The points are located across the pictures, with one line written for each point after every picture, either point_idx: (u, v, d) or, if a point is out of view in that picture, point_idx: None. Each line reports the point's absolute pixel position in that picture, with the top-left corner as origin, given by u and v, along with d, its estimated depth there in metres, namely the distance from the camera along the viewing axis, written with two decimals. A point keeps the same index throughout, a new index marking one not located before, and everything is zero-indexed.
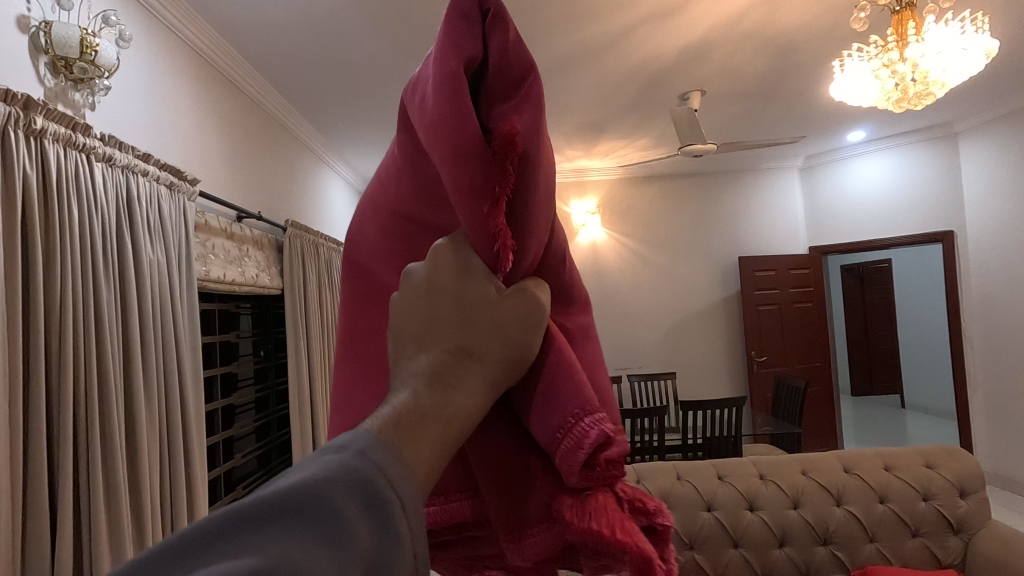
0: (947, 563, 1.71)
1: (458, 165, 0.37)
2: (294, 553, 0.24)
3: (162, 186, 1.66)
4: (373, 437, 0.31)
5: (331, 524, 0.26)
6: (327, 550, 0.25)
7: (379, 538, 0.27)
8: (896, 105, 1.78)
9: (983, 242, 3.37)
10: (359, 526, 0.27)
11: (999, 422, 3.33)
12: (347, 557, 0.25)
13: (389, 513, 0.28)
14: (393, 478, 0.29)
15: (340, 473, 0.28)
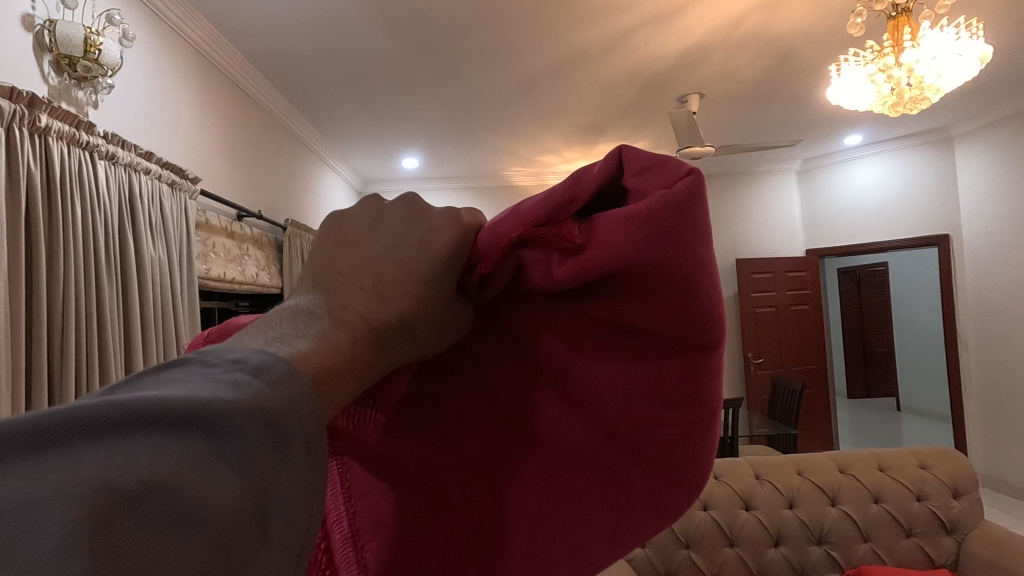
0: (940, 564, 1.73)
1: (537, 202, 0.34)
2: (181, 473, 0.20)
3: (164, 185, 1.67)
4: (291, 367, 0.27)
5: (228, 447, 0.22)
6: (221, 471, 0.21)
7: (279, 474, 0.23)
8: (891, 109, 1.79)
9: (978, 246, 3.40)
10: (260, 455, 0.22)
11: (993, 425, 3.35)
12: (240, 491, 0.21)
13: (287, 444, 0.24)
14: (302, 414, 0.25)
15: (250, 391, 0.23)
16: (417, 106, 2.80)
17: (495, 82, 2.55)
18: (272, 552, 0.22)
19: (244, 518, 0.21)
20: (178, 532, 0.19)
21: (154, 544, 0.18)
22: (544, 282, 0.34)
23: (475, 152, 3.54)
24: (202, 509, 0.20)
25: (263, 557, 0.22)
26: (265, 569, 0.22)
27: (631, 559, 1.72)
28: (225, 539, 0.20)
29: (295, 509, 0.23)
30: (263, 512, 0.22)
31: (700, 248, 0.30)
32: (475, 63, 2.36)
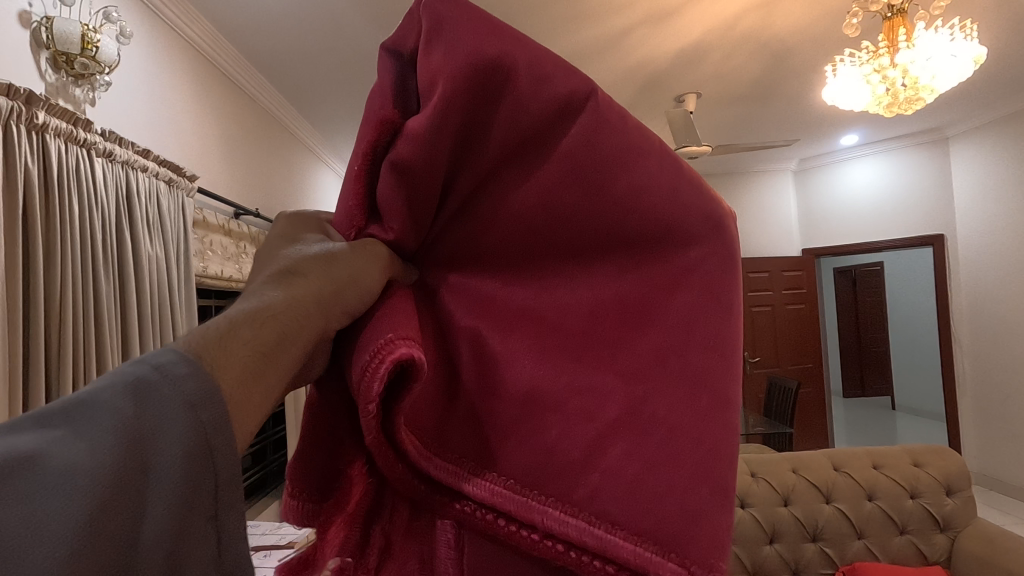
0: (932, 560, 1.75)
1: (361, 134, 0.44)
2: (44, 450, 0.24)
3: (161, 182, 1.67)
4: (180, 350, 0.30)
5: (95, 419, 0.26)
6: (84, 443, 0.25)
7: (152, 431, 0.27)
8: (886, 110, 1.80)
9: (973, 246, 3.42)
10: (130, 421, 0.26)
11: (987, 424, 3.37)
12: (106, 455, 0.25)
13: (157, 403, 0.27)
14: (189, 377, 0.28)
15: (116, 378, 0.28)
16: None
17: None
18: (159, 501, 0.25)
19: (112, 474, 0.25)
20: (37, 494, 0.23)
21: (12, 509, 0.23)
22: (408, 154, 0.41)
23: None
24: (64, 474, 0.24)
25: (150, 506, 0.25)
26: (149, 520, 0.25)
27: None
28: (95, 496, 0.24)
29: (184, 466, 0.26)
30: (144, 472, 0.26)
31: (497, 31, 0.42)
32: None
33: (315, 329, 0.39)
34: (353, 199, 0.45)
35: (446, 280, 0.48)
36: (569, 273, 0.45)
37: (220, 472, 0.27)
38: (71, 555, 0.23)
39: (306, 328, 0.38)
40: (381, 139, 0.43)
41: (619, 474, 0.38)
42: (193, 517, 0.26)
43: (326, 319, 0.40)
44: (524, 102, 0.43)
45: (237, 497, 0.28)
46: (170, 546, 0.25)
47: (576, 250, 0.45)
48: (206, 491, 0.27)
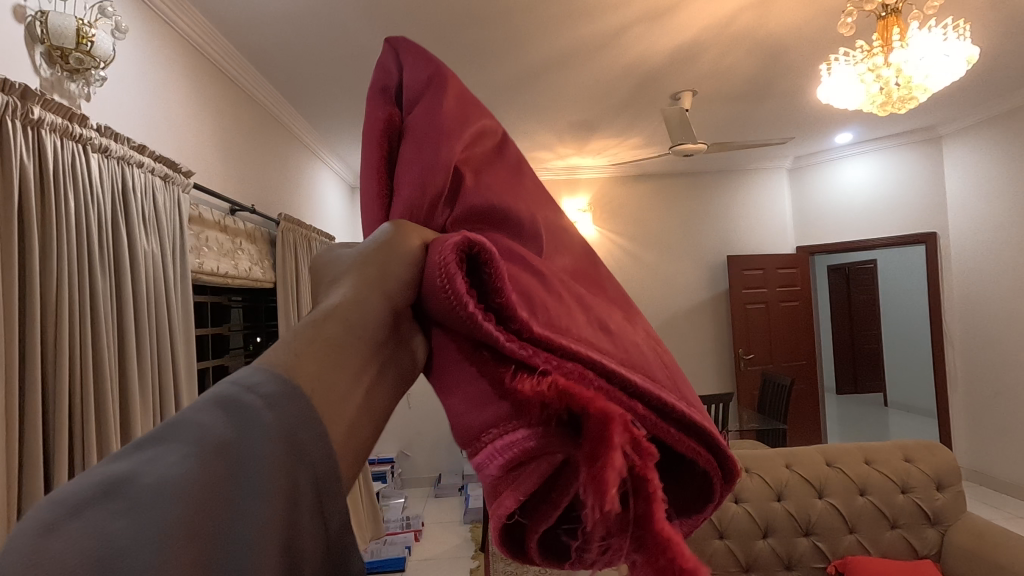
0: (923, 555, 1.77)
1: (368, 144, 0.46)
2: (133, 470, 0.23)
3: (157, 178, 1.67)
4: (267, 367, 0.29)
5: (187, 436, 0.25)
6: (172, 455, 0.24)
7: (245, 440, 0.26)
8: (880, 109, 1.82)
9: (964, 245, 3.46)
10: (219, 429, 0.26)
11: (977, 421, 3.41)
12: (198, 463, 0.24)
13: (248, 414, 0.27)
14: (270, 378, 0.29)
15: (202, 400, 0.27)
16: None
17: (488, 78, 2.56)
18: (265, 496, 0.25)
19: (207, 479, 0.24)
20: (138, 507, 0.22)
21: (117, 523, 0.21)
22: (425, 124, 0.44)
23: None
24: (161, 484, 0.23)
25: (248, 505, 0.24)
26: (251, 518, 0.24)
27: None
28: (197, 498, 0.23)
29: (275, 463, 0.26)
30: (236, 474, 0.25)
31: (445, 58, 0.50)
32: (471, 59, 2.36)
33: (383, 320, 0.35)
34: (376, 196, 0.45)
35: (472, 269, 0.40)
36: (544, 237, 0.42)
37: (315, 465, 0.27)
38: (181, 557, 0.21)
39: (370, 332, 0.34)
40: (391, 136, 0.47)
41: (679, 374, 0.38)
42: (299, 512, 0.26)
43: (392, 296, 0.36)
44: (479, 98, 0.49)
45: (336, 493, 0.27)
46: (278, 544, 0.24)
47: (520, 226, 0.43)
48: (303, 487, 0.26)
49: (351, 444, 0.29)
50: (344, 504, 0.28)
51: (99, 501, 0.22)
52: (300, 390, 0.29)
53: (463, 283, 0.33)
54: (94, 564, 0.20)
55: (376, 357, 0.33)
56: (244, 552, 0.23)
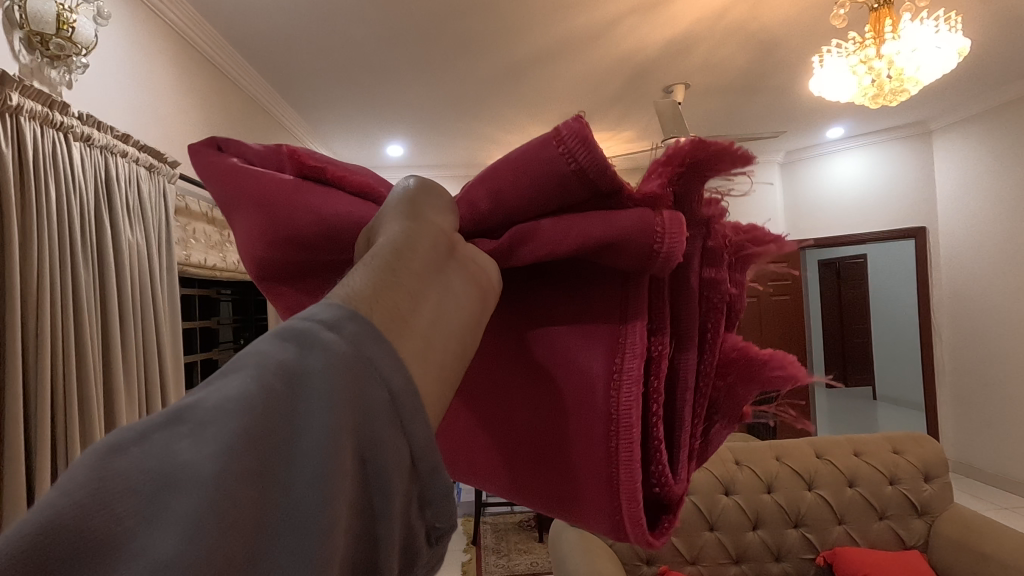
0: (910, 545, 1.79)
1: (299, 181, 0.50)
2: (200, 395, 0.25)
3: (142, 168, 1.64)
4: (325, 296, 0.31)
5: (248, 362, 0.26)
6: (236, 378, 0.25)
7: (303, 360, 0.26)
8: (871, 101, 1.81)
9: (953, 240, 3.48)
10: (281, 355, 0.26)
11: (964, 414, 3.45)
12: (259, 387, 0.25)
13: (309, 338, 0.27)
14: (327, 307, 0.29)
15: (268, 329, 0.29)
16: (401, 94, 2.78)
17: (481, 70, 2.54)
18: (332, 409, 0.25)
19: (270, 399, 0.25)
20: (201, 426, 0.23)
21: (181, 440, 0.23)
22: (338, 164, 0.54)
23: (460, 140, 3.53)
24: (222, 405, 0.24)
25: (316, 418, 0.25)
26: (317, 428, 0.25)
27: (614, 544, 1.74)
28: (260, 414, 0.24)
29: (340, 378, 0.26)
30: (297, 393, 0.26)
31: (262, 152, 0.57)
32: (463, 50, 2.34)
33: (438, 246, 0.38)
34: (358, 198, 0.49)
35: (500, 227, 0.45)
36: None
37: (385, 378, 0.27)
38: (248, 466, 0.23)
39: (432, 250, 0.37)
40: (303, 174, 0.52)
41: None
42: (369, 423, 0.26)
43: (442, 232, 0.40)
44: None
45: (416, 404, 0.28)
46: (350, 451, 0.25)
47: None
48: (374, 399, 0.27)
49: (428, 349, 0.31)
50: (418, 415, 0.28)
51: (162, 425, 0.23)
52: (361, 312, 0.30)
53: (601, 149, 0.39)
54: (159, 476, 0.21)
55: (438, 269, 0.36)
56: (313, 459, 0.24)
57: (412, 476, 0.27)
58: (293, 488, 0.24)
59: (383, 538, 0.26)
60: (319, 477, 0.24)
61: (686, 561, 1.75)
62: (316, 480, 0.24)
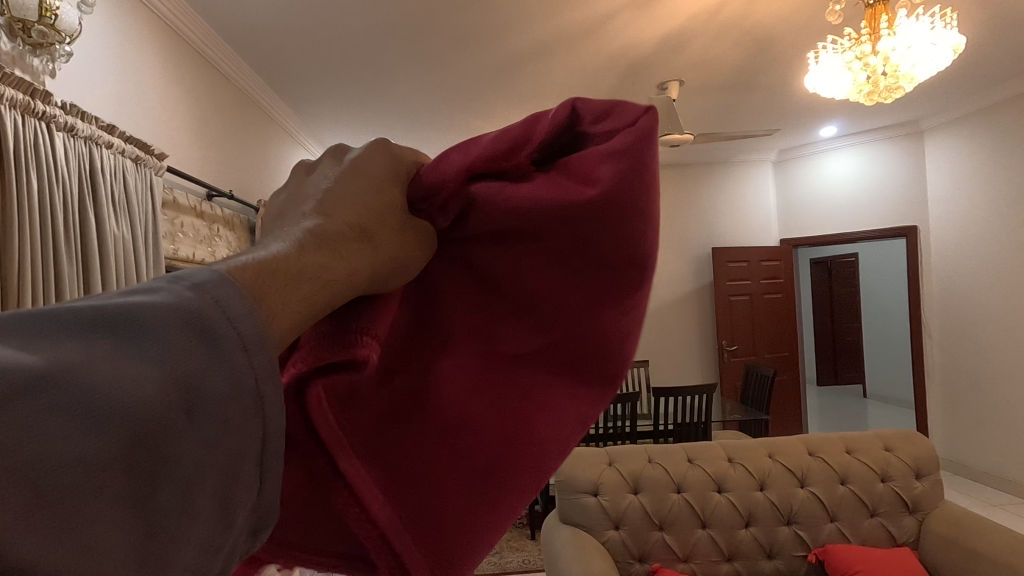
0: (901, 542, 1.78)
1: (496, 138, 0.36)
2: (83, 366, 0.19)
3: (128, 160, 1.60)
4: (222, 271, 0.25)
5: (145, 344, 0.21)
6: (131, 367, 0.20)
7: (207, 373, 0.22)
8: (866, 98, 1.80)
9: (943, 238, 3.50)
10: (182, 360, 0.21)
11: (953, 411, 3.47)
12: (159, 389, 0.20)
13: (223, 343, 0.23)
14: (241, 303, 0.24)
15: (177, 297, 0.23)
16: (393, 88, 2.75)
17: (473, 65, 2.52)
18: (212, 449, 0.21)
19: (164, 419, 0.20)
20: (86, 422, 0.18)
21: (57, 432, 0.18)
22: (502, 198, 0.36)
23: (453, 135, 3.51)
24: (110, 402, 0.19)
25: (195, 450, 0.21)
26: (194, 459, 0.21)
27: (606, 542, 1.73)
28: (147, 430, 0.20)
29: (233, 408, 0.22)
30: (190, 409, 0.21)
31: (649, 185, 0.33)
32: (455, 44, 2.31)
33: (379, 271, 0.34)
34: (435, 177, 0.38)
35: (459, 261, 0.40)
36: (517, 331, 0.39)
37: (267, 418, 0.24)
38: (114, 494, 0.19)
39: (373, 284, 0.35)
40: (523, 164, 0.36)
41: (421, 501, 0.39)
42: (240, 462, 0.23)
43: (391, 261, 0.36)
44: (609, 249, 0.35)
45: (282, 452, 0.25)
46: (212, 485, 0.22)
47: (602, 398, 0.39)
48: (252, 437, 0.23)
49: None
50: (281, 461, 0.25)
51: (35, 392, 0.18)
52: (268, 326, 0.25)
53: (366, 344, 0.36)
54: (31, 481, 0.17)
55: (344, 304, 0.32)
56: (182, 493, 0.21)
57: (253, 512, 0.24)
58: (154, 516, 0.20)
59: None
60: (180, 517, 0.20)
61: (678, 559, 1.74)
62: (180, 522, 0.20)
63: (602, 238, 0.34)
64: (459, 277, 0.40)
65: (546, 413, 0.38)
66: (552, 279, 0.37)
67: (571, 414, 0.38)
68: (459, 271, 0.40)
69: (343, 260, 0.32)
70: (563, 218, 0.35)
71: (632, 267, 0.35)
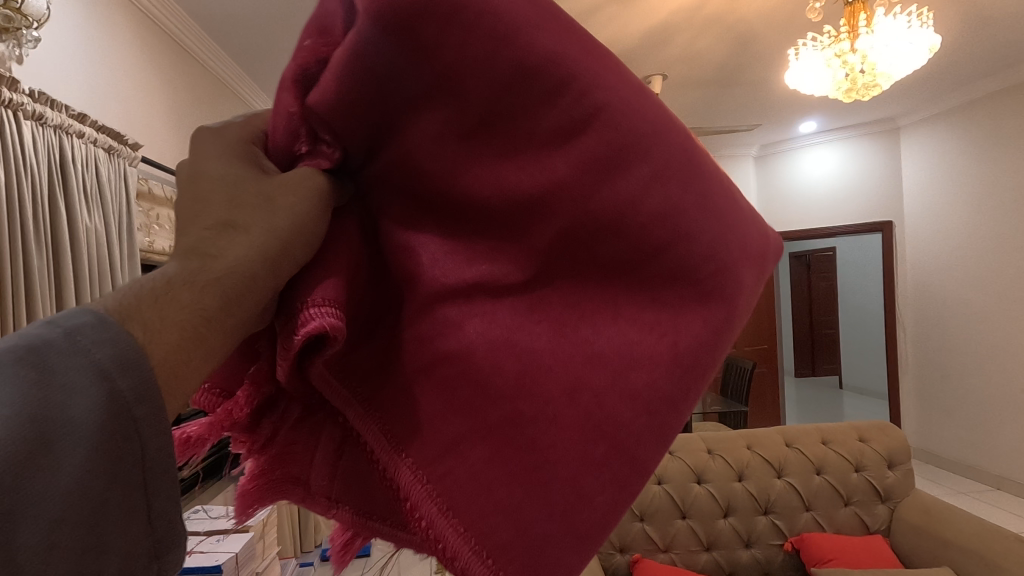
0: (874, 530, 1.83)
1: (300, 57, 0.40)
2: None
3: (100, 150, 1.56)
4: (97, 311, 0.31)
5: (14, 386, 0.27)
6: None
7: (70, 403, 0.28)
8: (844, 96, 1.82)
9: (919, 233, 3.57)
10: (39, 401, 0.27)
11: (926, 403, 3.56)
12: (15, 422, 0.26)
13: (84, 380, 0.28)
14: (108, 343, 0.29)
15: (45, 342, 0.28)
16: None
17: None
18: (76, 471, 0.26)
19: (22, 446, 0.25)
20: None
21: None
22: (326, 83, 0.38)
23: None
24: None
25: (62, 471, 0.26)
26: (60, 476, 0.26)
27: None
28: (13, 472, 0.25)
29: (98, 447, 0.27)
30: (51, 441, 0.26)
31: None
32: None
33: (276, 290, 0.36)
34: (282, 125, 0.42)
35: (392, 216, 0.43)
36: (582, 237, 0.38)
37: (140, 441, 0.29)
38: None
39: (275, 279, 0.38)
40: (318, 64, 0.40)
41: (477, 476, 0.36)
42: (112, 483, 0.28)
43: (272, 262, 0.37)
44: (518, 53, 0.37)
45: (168, 468, 0.30)
46: (84, 514, 0.26)
47: (716, 332, 0.36)
48: (127, 463, 0.28)
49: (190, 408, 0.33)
50: (165, 475, 0.30)
51: None
52: (143, 351, 0.31)
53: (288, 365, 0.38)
54: None
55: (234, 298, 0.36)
56: (44, 510, 0.25)
57: (144, 532, 0.29)
58: (16, 549, 0.24)
59: None
60: (46, 536, 0.25)
61: (659, 549, 1.76)
62: (49, 538, 0.25)
63: (542, 71, 0.37)
64: (425, 222, 0.43)
65: (629, 372, 0.36)
66: (602, 176, 0.37)
67: (664, 354, 0.36)
68: (431, 219, 0.43)
69: (212, 257, 0.36)
70: (438, 46, 0.38)
71: (592, 98, 0.36)
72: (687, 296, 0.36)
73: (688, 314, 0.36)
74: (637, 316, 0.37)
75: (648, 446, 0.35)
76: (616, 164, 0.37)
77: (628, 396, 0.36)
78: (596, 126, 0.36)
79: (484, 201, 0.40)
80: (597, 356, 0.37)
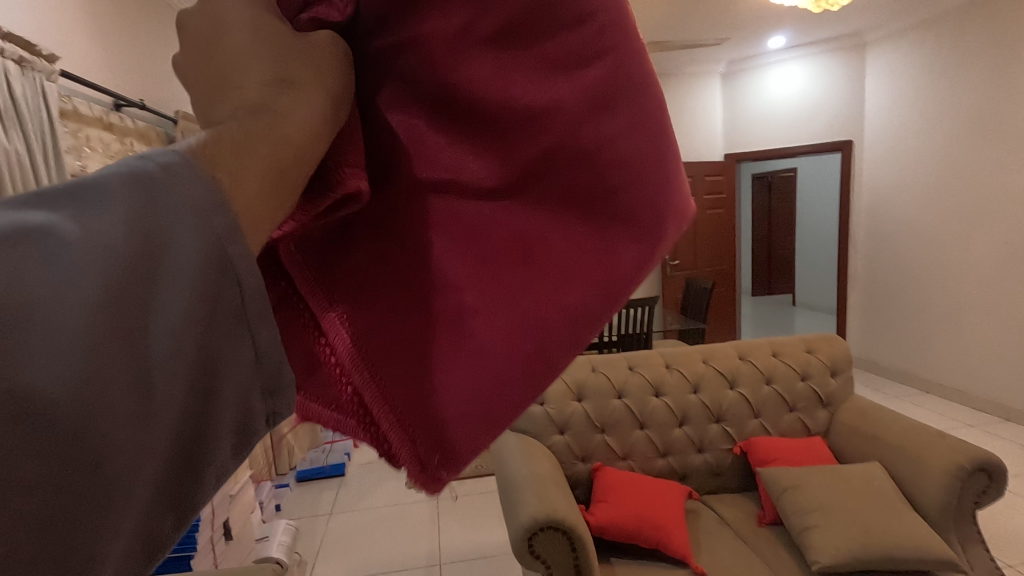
0: (815, 433, 1.98)
1: None
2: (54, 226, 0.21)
3: (11, 62, 1.39)
4: (179, 151, 0.26)
5: (97, 200, 0.22)
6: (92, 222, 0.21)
7: (175, 228, 0.23)
8: (814, 5, 1.76)
9: (877, 154, 3.62)
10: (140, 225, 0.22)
11: (871, 317, 3.78)
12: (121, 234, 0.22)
13: (180, 204, 0.24)
14: (194, 179, 0.25)
15: (138, 167, 0.24)
16: None
17: None
18: (185, 295, 0.23)
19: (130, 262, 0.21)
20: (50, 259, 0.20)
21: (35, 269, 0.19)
22: None
23: None
24: (89, 247, 0.21)
25: (169, 293, 0.23)
26: (169, 297, 0.22)
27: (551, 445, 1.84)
28: (113, 297, 0.21)
29: (195, 295, 0.23)
30: (156, 264, 0.22)
31: None
32: None
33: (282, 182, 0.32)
34: None
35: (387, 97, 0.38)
36: (554, 166, 0.33)
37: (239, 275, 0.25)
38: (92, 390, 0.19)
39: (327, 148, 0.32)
40: None
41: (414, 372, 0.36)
42: (216, 315, 0.24)
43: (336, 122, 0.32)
44: None
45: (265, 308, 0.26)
46: (195, 354, 0.23)
47: (616, 285, 0.32)
48: (227, 288, 0.24)
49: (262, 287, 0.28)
50: (267, 315, 0.26)
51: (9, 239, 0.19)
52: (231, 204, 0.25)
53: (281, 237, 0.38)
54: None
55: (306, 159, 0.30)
56: (165, 334, 0.22)
57: (251, 371, 0.25)
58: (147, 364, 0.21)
59: (207, 435, 0.23)
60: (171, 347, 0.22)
61: (618, 458, 1.87)
62: (153, 370, 0.21)
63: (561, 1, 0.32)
64: (414, 107, 0.37)
65: (564, 290, 0.33)
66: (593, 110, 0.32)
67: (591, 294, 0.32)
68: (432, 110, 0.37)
69: (281, 117, 0.29)
70: None
71: (607, 36, 0.31)
72: (624, 236, 0.32)
73: (622, 250, 0.32)
74: (575, 239, 0.33)
75: (564, 350, 0.33)
76: (608, 102, 0.31)
77: (559, 311, 0.33)
78: (606, 62, 0.31)
79: (453, 90, 0.35)
80: (554, 270, 0.33)
